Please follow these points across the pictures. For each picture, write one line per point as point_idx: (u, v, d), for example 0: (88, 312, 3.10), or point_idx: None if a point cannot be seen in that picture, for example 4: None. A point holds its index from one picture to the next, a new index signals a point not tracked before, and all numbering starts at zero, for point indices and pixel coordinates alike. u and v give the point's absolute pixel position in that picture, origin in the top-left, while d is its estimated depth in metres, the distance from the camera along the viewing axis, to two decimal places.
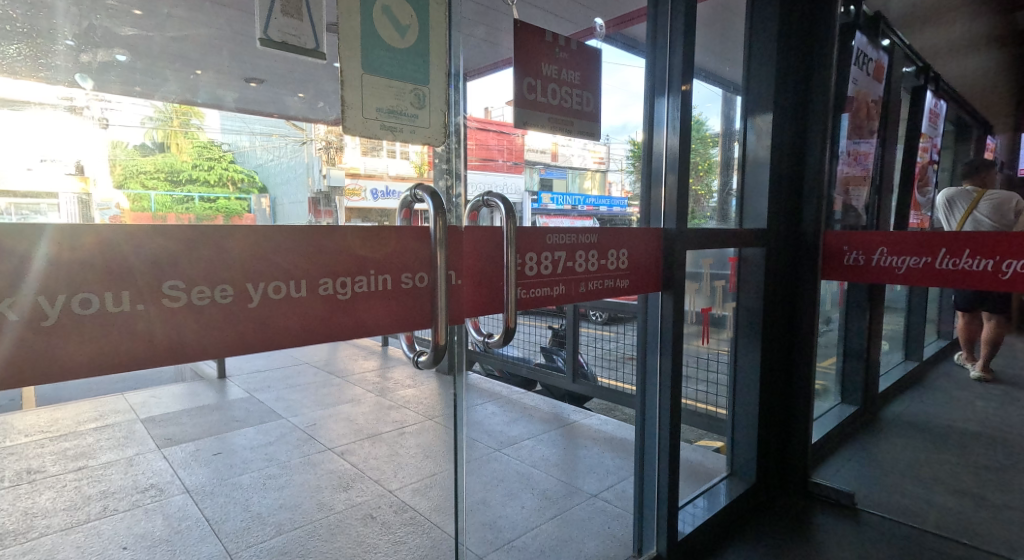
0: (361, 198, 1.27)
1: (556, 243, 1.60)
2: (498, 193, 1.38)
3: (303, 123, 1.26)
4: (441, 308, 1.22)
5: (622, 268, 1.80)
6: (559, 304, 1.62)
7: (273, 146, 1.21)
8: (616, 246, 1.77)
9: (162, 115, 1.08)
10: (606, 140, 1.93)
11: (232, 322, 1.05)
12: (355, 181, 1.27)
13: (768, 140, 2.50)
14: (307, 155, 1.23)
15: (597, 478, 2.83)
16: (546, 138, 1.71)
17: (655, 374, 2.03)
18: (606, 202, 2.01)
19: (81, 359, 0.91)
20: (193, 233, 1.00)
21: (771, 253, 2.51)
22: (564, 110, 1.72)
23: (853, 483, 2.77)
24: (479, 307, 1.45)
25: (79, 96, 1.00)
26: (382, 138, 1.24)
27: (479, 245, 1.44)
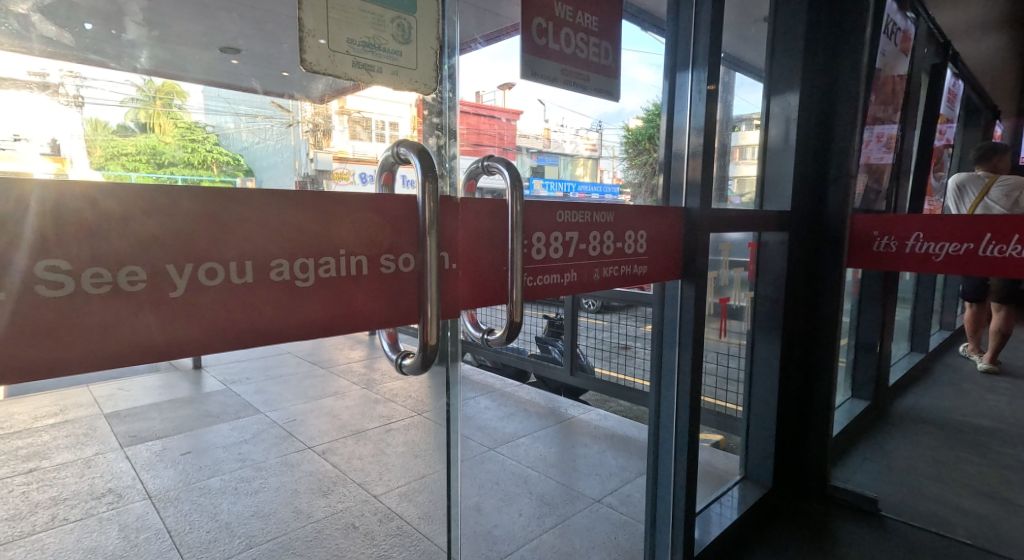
0: (349, 183, 1.00)
1: (569, 222, 1.34)
2: (506, 159, 1.12)
3: (291, 102, 1.03)
4: (431, 296, 0.97)
5: (641, 253, 1.57)
6: (571, 293, 1.37)
7: (258, 128, 0.97)
8: (634, 228, 1.53)
9: (144, 92, 0.88)
10: (595, 126, 1.60)
11: (228, 313, 0.84)
12: (343, 165, 1.03)
13: (792, 124, 2.27)
14: (294, 138, 1.00)
15: (599, 481, 2.63)
16: (534, 103, 1.41)
17: (672, 372, 1.81)
18: (598, 190, 1.57)
19: (51, 362, 0.71)
20: (192, 209, 0.79)
21: (794, 237, 2.30)
22: (579, 62, 1.46)
23: (873, 486, 2.58)
24: (480, 297, 1.21)
25: (56, 71, 0.82)
26: (364, 112, 1.06)
27: (479, 222, 1.19)
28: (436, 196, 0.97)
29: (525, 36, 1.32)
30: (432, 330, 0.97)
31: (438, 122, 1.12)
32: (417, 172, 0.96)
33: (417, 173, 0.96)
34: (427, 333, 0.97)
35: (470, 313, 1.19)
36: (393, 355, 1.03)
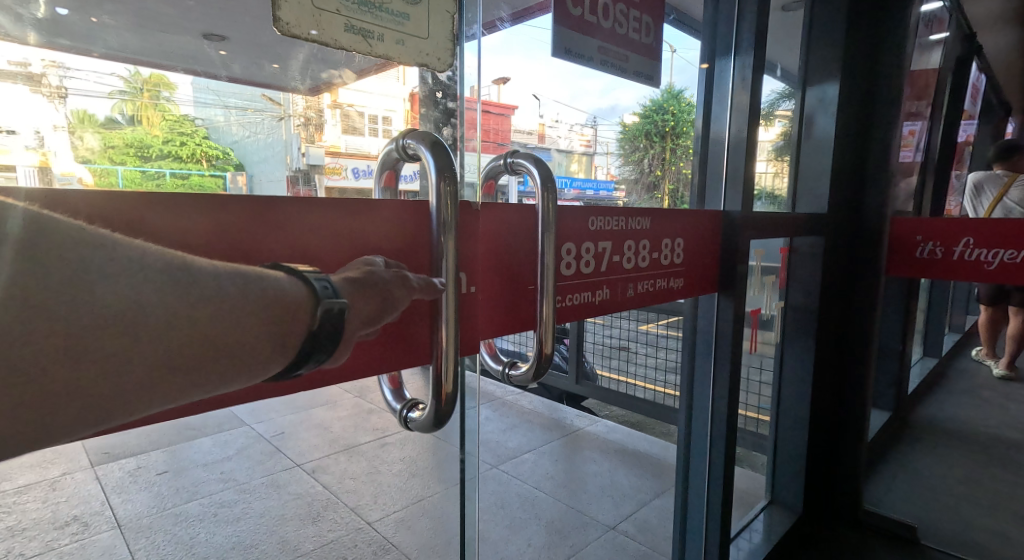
0: (343, 179, 0.79)
1: (602, 230, 1.13)
2: (530, 153, 0.92)
3: (281, 91, 0.75)
4: (444, 328, 0.77)
5: (678, 264, 1.36)
6: (603, 313, 1.16)
7: (248, 120, 0.72)
8: (671, 235, 1.32)
9: (133, 86, 0.65)
10: (593, 123, 1.32)
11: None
12: (337, 159, 0.79)
13: (828, 121, 2.05)
14: (284, 132, 0.74)
15: (612, 503, 2.44)
16: (528, 97, 1.19)
17: (704, 395, 1.62)
18: (591, 185, 1.30)
19: None
20: (205, 222, 0.65)
21: (829, 242, 2.09)
22: (619, 39, 1.28)
23: (904, 508, 2.41)
24: (500, 322, 1.01)
25: (38, 61, 0.59)
26: (359, 106, 0.81)
27: (498, 230, 0.99)
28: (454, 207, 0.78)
29: (560, 6, 1.15)
30: (446, 375, 0.78)
31: (456, 108, 0.86)
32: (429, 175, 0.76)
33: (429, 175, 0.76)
34: (439, 380, 0.77)
35: (488, 343, 0.99)
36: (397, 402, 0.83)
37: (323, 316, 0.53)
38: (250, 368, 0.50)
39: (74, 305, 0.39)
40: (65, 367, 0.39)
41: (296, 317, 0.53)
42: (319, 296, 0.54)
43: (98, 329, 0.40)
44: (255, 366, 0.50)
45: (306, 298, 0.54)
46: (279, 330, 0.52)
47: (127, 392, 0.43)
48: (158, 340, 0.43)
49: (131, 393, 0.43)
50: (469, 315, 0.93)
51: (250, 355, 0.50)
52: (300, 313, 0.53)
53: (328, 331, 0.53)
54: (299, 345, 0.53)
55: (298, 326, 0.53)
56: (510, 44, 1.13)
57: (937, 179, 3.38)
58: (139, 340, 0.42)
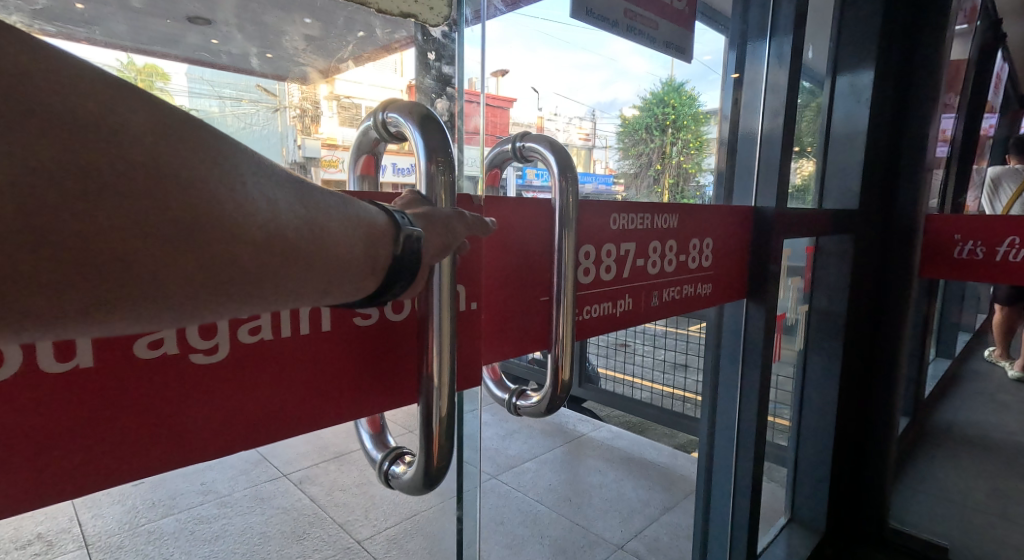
0: (340, 172, 0.69)
1: (623, 230, 0.96)
2: (539, 133, 0.76)
3: (277, 80, 0.64)
4: (433, 354, 0.61)
5: (707, 267, 1.19)
6: (625, 327, 0.99)
7: (243, 112, 0.61)
8: (700, 234, 1.15)
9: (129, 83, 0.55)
10: (593, 115, 1.12)
11: (310, 376, 0.65)
12: (333, 153, 0.68)
13: (859, 112, 1.87)
14: (279, 124, 0.64)
15: (618, 519, 2.30)
16: (528, 90, 0.99)
17: (729, 413, 1.46)
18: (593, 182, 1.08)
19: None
20: None
21: (859, 242, 1.92)
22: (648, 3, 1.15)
23: (929, 525, 2.26)
24: (506, 343, 0.86)
25: None
26: (356, 98, 0.70)
27: (502, 229, 0.82)
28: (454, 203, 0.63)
29: None
30: (437, 418, 0.62)
31: (451, 74, 0.73)
32: (418, 160, 0.61)
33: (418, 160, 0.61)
34: (429, 423, 0.62)
35: (490, 368, 0.83)
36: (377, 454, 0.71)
37: (406, 244, 0.51)
38: (333, 290, 0.48)
39: (195, 188, 0.37)
40: (180, 251, 0.37)
41: (382, 243, 0.50)
42: (400, 224, 0.51)
43: (216, 214, 0.38)
44: (339, 288, 0.48)
45: (386, 226, 0.50)
46: (368, 254, 0.49)
47: (227, 288, 0.41)
48: (263, 238, 0.41)
49: (231, 288, 0.41)
50: (470, 336, 0.77)
51: (339, 275, 0.47)
52: (383, 240, 0.50)
53: (409, 261, 0.51)
54: (386, 268, 0.50)
55: (385, 252, 0.50)
56: (501, 27, 0.90)
57: (959, 175, 3.20)
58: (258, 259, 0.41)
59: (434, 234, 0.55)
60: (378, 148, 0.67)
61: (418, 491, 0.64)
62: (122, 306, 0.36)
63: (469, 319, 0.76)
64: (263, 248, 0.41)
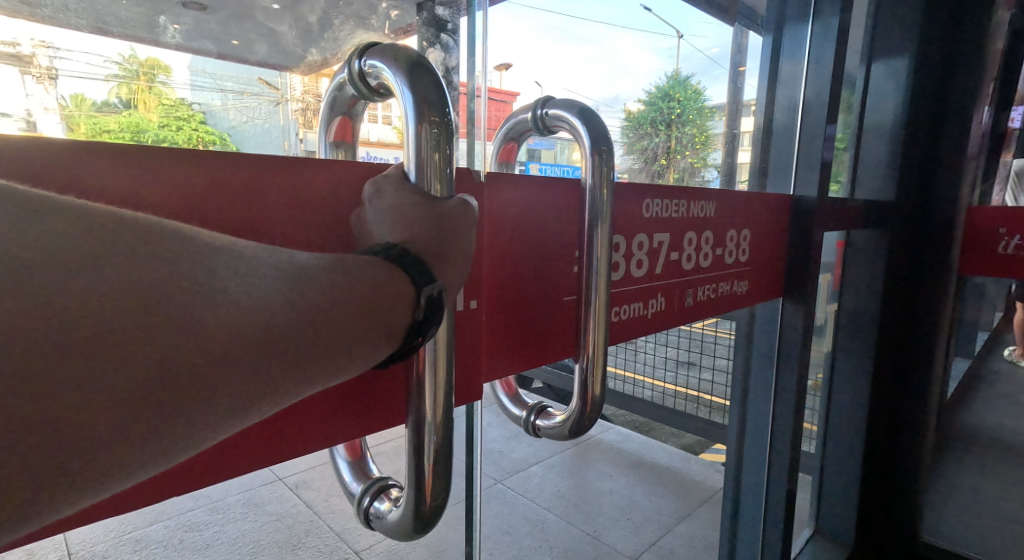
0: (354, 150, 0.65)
1: (657, 219, 0.83)
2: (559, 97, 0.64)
3: (279, 72, 0.62)
4: (424, 367, 0.55)
5: (743, 262, 1.06)
6: (656, 330, 0.87)
7: (243, 104, 0.58)
8: (737, 224, 1.02)
9: (130, 71, 0.52)
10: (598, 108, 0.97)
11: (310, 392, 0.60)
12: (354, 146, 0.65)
13: (893, 98, 1.74)
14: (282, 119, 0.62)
15: (630, 528, 2.19)
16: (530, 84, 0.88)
17: (761, 421, 1.33)
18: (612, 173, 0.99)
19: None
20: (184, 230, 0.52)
21: (893, 236, 1.76)
22: None
23: (963, 537, 2.12)
24: (527, 353, 0.75)
25: (27, 40, 0.48)
26: None
27: (519, 216, 0.70)
28: (449, 188, 0.56)
29: None
30: (430, 437, 0.57)
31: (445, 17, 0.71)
32: (406, 123, 0.53)
33: (406, 121, 0.54)
34: (421, 445, 0.57)
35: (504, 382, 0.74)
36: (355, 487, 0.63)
37: (427, 309, 0.48)
38: (353, 362, 0.45)
39: (187, 310, 0.34)
40: (184, 379, 0.34)
41: (399, 307, 0.47)
42: (421, 286, 0.48)
43: (217, 332, 0.36)
44: (360, 362, 0.45)
45: (408, 291, 0.47)
46: (385, 317, 0.46)
47: (239, 399, 0.37)
48: (271, 345, 0.38)
49: (247, 404, 0.38)
50: (482, 346, 0.68)
51: (357, 357, 0.45)
52: (401, 301, 0.47)
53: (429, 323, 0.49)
54: (405, 332, 0.48)
55: (403, 316, 0.47)
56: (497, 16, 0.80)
57: (990, 166, 3.04)
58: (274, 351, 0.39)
59: (449, 270, 0.52)
60: (354, 109, 0.60)
61: (407, 537, 0.58)
62: (122, 449, 0.32)
63: (477, 327, 0.67)
64: (274, 352, 0.39)
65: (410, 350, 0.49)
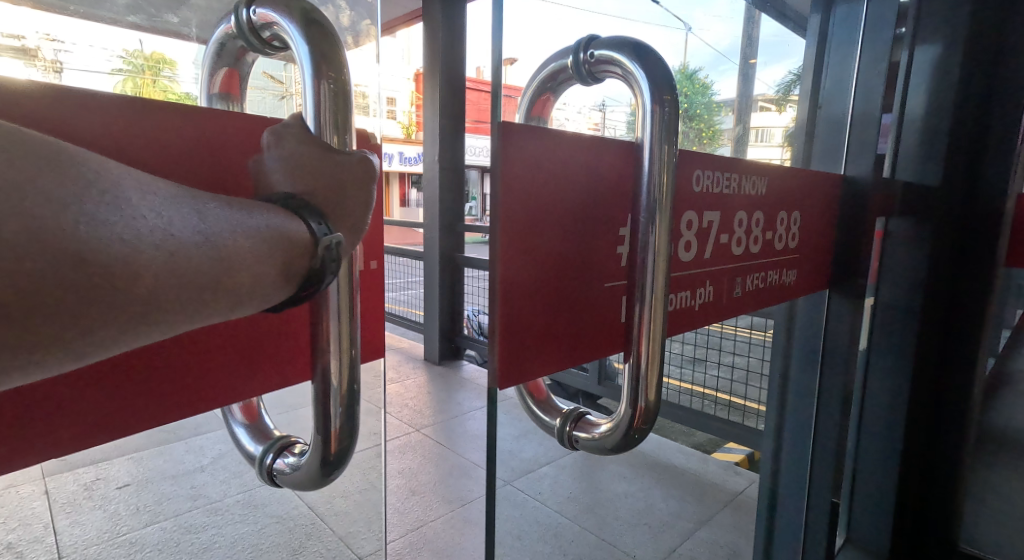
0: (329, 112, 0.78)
1: (707, 195, 0.72)
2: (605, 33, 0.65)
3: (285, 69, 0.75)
4: (331, 335, 0.63)
5: (793, 248, 0.95)
6: (705, 324, 0.77)
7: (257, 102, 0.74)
8: (788, 205, 0.91)
9: (134, 64, 0.63)
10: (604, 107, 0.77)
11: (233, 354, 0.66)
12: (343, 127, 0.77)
13: (934, 81, 1.59)
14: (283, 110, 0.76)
15: (645, 533, 2.11)
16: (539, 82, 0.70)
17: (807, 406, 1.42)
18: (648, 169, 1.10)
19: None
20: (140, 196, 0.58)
21: (933, 224, 1.64)
22: None
23: None
24: (565, 351, 0.66)
25: (33, 35, 0.56)
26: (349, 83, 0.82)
27: (556, 191, 0.60)
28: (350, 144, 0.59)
29: None
30: (337, 404, 0.65)
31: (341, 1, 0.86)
32: (305, 80, 0.57)
33: (305, 77, 0.57)
34: (328, 409, 0.65)
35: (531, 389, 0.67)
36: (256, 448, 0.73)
37: (323, 259, 0.50)
38: (246, 303, 0.45)
39: (82, 232, 0.35)
40: (64, 299, 0.35)
41: (296, 252, 0.48)
42: (318, 236, 0.50)
43: (102, 257, 0.36)
44: (252, 304, 0.46)
45: (307, 240, 0.49)
46: (280, 263, 0.47)
47: (129, 328, 0.38)
48: (167, 280, 0.39)
49: (131, 329, 0.38)
50: (520, 342, 0.60)
51: (251, 298, 0.45)
52: (298, 249, 0.49)
53: (326, 272, 0.51)
54: (302, 278, 0.49)
55: (301, 262, 0.49)
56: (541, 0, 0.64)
57: None
58: (157, 285, 0.39)
59: (346, 222, 0.55)
60: (241, 61, 0.67)
61: (317, 480, 0.67)
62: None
63: (515, 318, 0.58)
64: (170, 287, 0.39)
65: (302, 298, 0.50)
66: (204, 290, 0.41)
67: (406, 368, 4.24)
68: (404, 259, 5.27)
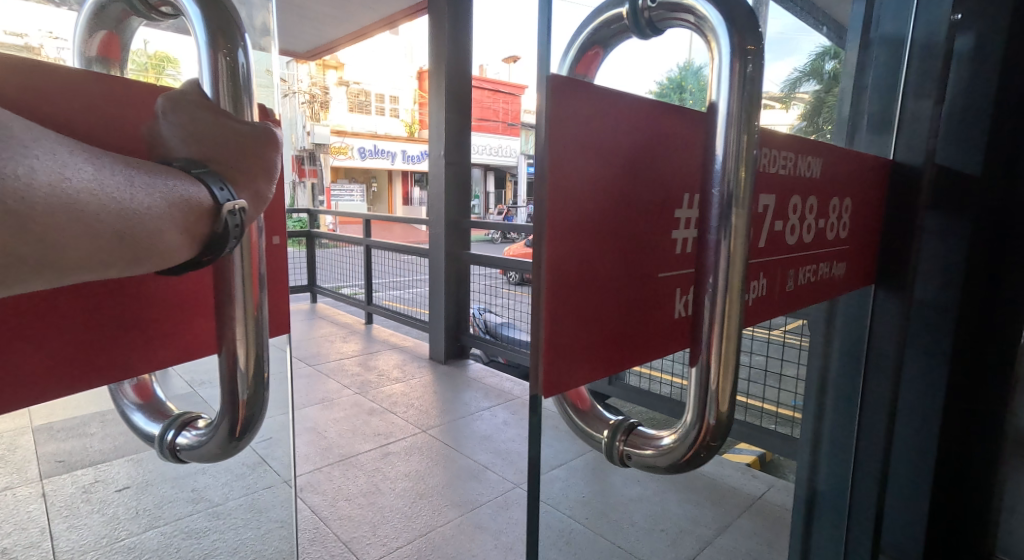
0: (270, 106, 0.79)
1: (768, 173, 0.65)
2: None
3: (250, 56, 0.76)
4: (236, 306, 0.65)
5: (843, 239, 0.86)
6: (760, 319, 0.69)
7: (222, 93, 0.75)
8: (841, 191, 0.82)
9: (138, 64, 0.67)
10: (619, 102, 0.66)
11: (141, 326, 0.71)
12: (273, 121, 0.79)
13: None
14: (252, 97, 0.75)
15: (659, 539, 2.06)
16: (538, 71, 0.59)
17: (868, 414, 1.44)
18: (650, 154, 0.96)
19: None
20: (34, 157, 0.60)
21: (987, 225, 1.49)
22: None
23: None
24: (615, 354, 0.59)
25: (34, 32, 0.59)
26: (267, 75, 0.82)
27: (612, 158, 0.53)
28: (248, 116, 0.62)
29: None
30: (243, 379, 0.69)
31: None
32: (198, 47, 0.60)
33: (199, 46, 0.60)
34: (237, 383, 0.69)
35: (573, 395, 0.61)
36: (158, 428, 0.75)
37: (227, 224, 0.53)
38: (146, 259, 0.47)
39: None
40: None
41: (199, 216, 0.51)
42: (222, 202, 0.52)
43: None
44: (153, 260, 0.47)
45: (209, 205, 0.51)
46: (182, 223, 0.49)
47: (23, 273, 0.39)
48: (65, 223, 0.40)
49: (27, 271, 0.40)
50: (567, 341, 0.53)
51: (152, 254, 0.47)
52: (201, 212, 0.51)
53: (230, 237, 0.53)
54: (206, 240, 0.52)
55: (203, 224, 0.51)
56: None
57: None
58: (53, 231, 0.40)
59: (248, 187, 0.58)
60: (126, 24, 0.64)
61: (222, 453, 0.72)
62: None
63: (563, 317, 0.52)
64: (71, 233, 0.41)
65: (206, 257, 0.53)
66: (105, 238, 0.43)
67: (411, 368, 4.16)
68: (407, 258, 5.23)
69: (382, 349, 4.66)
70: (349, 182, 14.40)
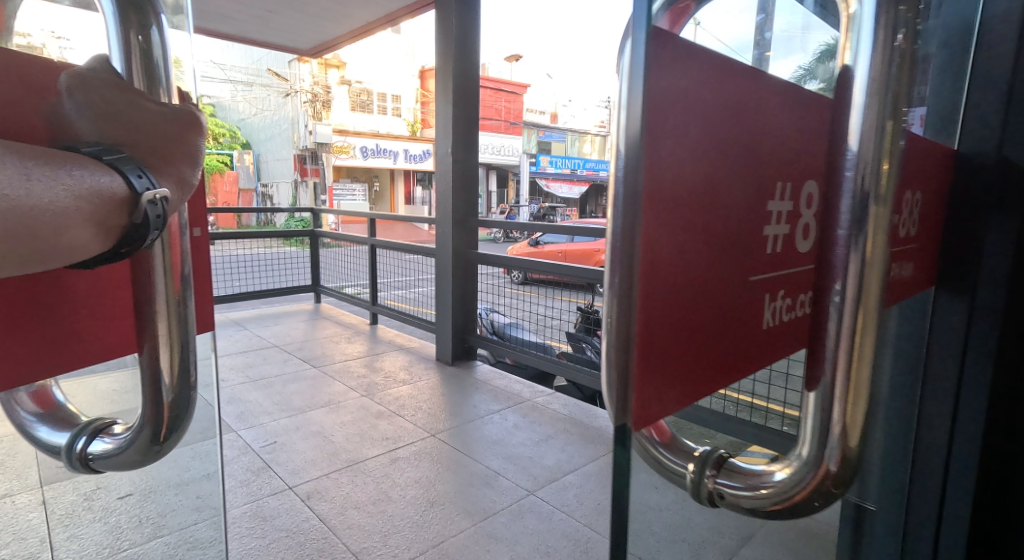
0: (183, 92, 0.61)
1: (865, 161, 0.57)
2: None
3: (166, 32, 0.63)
4: (158, 299, 0.59)
5: (911, 236, 0.78)
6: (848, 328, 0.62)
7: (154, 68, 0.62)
8: (912, 183, 0.75)
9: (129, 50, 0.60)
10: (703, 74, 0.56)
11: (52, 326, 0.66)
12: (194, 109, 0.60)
13: None
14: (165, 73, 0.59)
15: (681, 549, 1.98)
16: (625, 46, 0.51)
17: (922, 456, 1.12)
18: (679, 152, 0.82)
19: None
20: None
21: None
22: None
23: None
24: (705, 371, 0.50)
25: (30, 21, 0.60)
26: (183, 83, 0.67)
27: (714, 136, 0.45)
28: (166, 97, 0.57)
29: None
30: (168, 378, 0.62)
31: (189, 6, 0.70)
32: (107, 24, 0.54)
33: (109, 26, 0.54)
34: (163, 384, 0.62)
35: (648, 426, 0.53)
36: (63, 438, 0.66)
37: (148, 216, 0.47)
38: (48, 256, 0.42)
39: None
40: None
41: (113, 209, 0.46)
42: (139, 191, 0.47)
43: None
44: (58, 257, 0.43)
45: (125, 195, 0.46)
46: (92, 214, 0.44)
47: None
48: None
49: None
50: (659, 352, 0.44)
51: (57, 251, 0.42)
52: (115, 203, 0.46)
53: (152, 229, 0.48)
54: (122, 234, 0.47)
55: (117, 216, 0.46)
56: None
57: None
58: None
59: (169, 173, 0.53)
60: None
61: (145, 460, 0.65)
62: None
63: (653, 333, 0.44)
64: None
65: (122, 251, 0.48)
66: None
67: (418, 369, 4.09)
68: (414, 258, 5.17)
69: (388, 350, 4.60)
70: (351, 181, 14.36)
